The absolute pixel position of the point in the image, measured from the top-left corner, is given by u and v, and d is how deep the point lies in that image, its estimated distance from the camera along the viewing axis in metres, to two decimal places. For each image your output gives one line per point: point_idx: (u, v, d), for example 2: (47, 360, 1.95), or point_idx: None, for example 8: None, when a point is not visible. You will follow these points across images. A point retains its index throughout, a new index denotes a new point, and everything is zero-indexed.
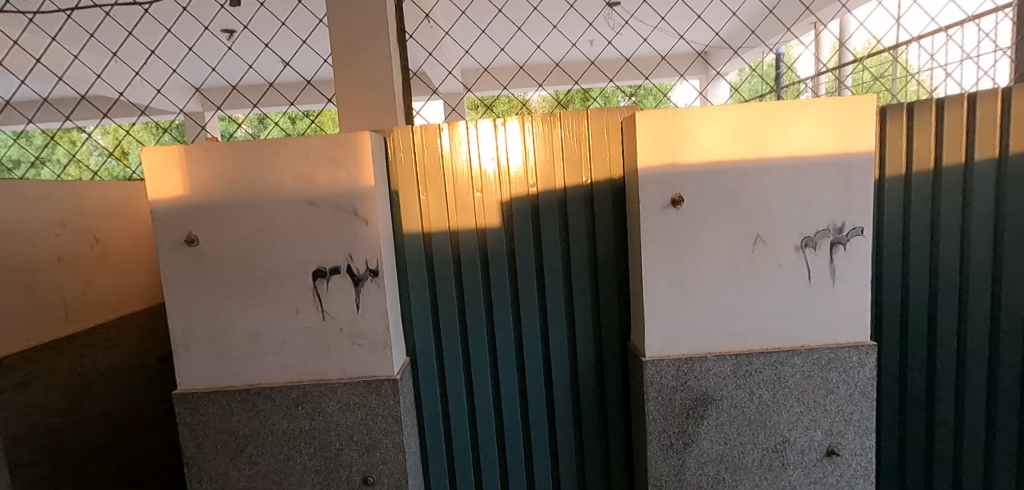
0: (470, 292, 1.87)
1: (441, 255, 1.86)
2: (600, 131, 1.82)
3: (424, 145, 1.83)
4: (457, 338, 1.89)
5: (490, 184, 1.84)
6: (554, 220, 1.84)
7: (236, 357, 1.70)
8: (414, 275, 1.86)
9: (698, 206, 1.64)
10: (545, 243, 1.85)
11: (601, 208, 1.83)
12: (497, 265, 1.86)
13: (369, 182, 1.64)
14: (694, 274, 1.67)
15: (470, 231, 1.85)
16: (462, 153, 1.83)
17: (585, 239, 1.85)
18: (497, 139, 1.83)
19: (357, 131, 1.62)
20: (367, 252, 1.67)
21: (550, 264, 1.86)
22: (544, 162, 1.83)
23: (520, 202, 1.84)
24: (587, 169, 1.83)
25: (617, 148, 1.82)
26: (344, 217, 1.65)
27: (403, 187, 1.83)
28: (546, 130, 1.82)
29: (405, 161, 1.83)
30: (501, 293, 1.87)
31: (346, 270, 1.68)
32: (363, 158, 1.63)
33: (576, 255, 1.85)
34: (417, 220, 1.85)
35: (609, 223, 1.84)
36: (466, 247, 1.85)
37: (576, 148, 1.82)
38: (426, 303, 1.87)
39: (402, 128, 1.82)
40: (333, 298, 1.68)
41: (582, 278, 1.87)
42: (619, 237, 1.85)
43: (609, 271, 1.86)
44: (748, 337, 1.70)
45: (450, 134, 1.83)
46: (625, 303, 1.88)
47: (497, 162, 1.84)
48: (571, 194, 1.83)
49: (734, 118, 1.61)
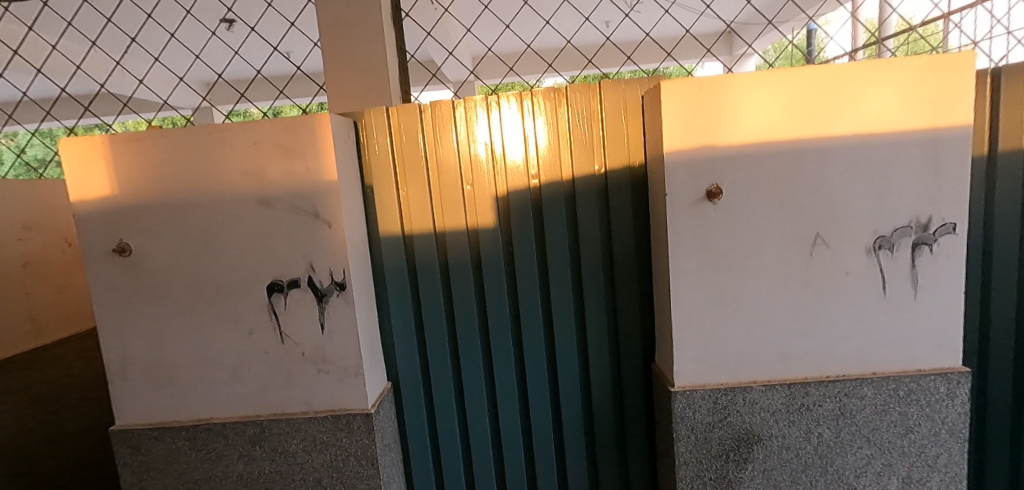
0: (460, 306, 1.56)
1: (426, 261, 1.55)
2: (616, 108, 1.48)
3: (403, 129, 1.52)
4: (447, 360, 1.59)
5: (482, 176, 1.53)
6: (562, 218, 1.52)
7: (182, 387, 1.43)
8: (394, 286, 1.56)
9: (741, 200, 1.31)
10: (550, 246, 1.53)
11: (618, 204, 1.51)
12: (493, 273, 1.55)
13: (331, 176, 1.34)
14: (736, 284, 1.34)
15: (460, 232, 1.54)
16: (448, 139, 1.52)
17: (599, 242, 1.53)
18: (490, 121, 1.52)
19: (314, 114, 1.32)
20: (332, 262, 1.37)
21: (555, 272, 1.54)
22: (547, 149, 1.51)
23: (519, 197, 1.52)
24: (600, 156, 1.50)
25: (637, 130, 1.48)
26: (303, 219, 1.36)
27: (379, 181, 1.53)
28: (550, 110, 1.50)
29: (380, 149, 1.52)
30: (498, 307, 1.56)
31: (307, 284, 1.38)
32: (322, 147, 1.33)
33: (588, 262, 1.53)
34: (396, 220, 1.54)
35: (629, 222, 1.51)
36: (456, 253, 1.54)
37: (587, 130, 1.49)
38: (410, 320, 1.57)
39: (376, 110, 1.51)
40: (294, 317, 1.39)
41: (597, 289, 1.54)
42: (641, 237, 1.52)
43: (629, 279, 1.54)
44: (804, 362, 1.36)
45: (434, 116, 1.52)
46: (649, 317, 1.55)
47: (491, 149, 1.52)
48: (581, 186, 1.51)
49: (787, 88, 1.27)
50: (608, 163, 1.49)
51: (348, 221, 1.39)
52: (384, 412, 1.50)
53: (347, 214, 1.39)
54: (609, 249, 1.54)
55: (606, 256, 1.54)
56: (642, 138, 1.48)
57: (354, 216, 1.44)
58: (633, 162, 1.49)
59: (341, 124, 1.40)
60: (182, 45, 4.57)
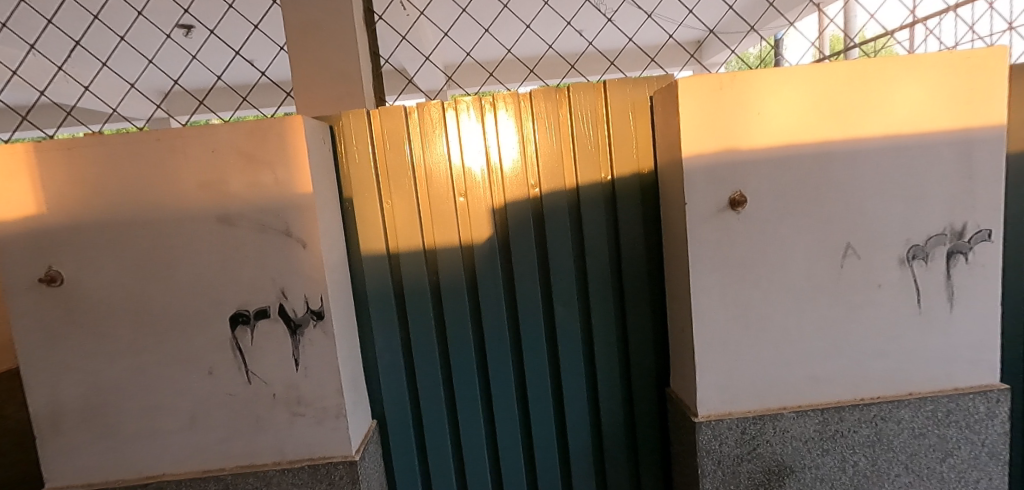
0: (454, 331, 1.39)
1: (415, 282, 1.38)
2: (623, 109, 1.35)
3: (386, 134, 1.35)
4: (439, 392, 1.41)
5: (476, 185, 1.37)
6: (566, 231, 1.37)
7: (128, 439, 1.21)
8: (379, 311, 1.38)
9: (767, 208, 1.18)
10: (553, 262, 1.38)
11: (627, 214, 1.37)
12: (490, 293, 1.39)
13: (305, 188, 1.15)
14: (762, 301, 1.21)
15: (453, 248, 1.37)
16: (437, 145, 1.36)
17: (607, 256, 1.39)
18: (484, 124, 1.36)
19: (283, 116, 1.14)
20: (307, 287, 1.18)
21: (559, 291, 1.39)
22: (547, 154, 1.36)
23: (518, 208, 1.37)
24: (606, 161, 1.36)
25: (646, 132, 1.36)
26: (272, 238, 1.17)
27: (360, 193, 1.35)
28: (550, 111, 1.36)
29: (360, 157, 1.35)
30: (497, 331, 1.40)
31: (278, 313, 1.19)
32: (294, 154, 1.15)
33: (595, 278, 1.39)
34: (380, 236, 1.37)
35: (639, 233, 1.38)
36: (448, 271, 1.38)
37: (591, 133, 1.36)
38: (397, 348, 1.39)
39: (354, 112, 1.34)
40: (262, 352, 1.20)
41: (605, 308, 1.40)
42: (653, 250, 1.40)
43: (641, 296, 1.40)
44: (837, 385, 1.24)
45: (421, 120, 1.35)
46: (662, 336, 1.42)
47: (485, 155, 1.37)
48: (586, 194, 1.37)
49: (817, 82, 1.15)
50: (615, 169, 1.36)
51: (325, 240, 1.21)
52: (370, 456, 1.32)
53: (324, 232, 1.21)
54: (617, 263, 1.40)
55: (615, 271, 1.41)
56: (651, 140, 1.36)
57: (332, 233, 1.27)
58: (642, 167, 1.36)
59: (315, 128, 1.22)
60: (133, 50, 4.26)
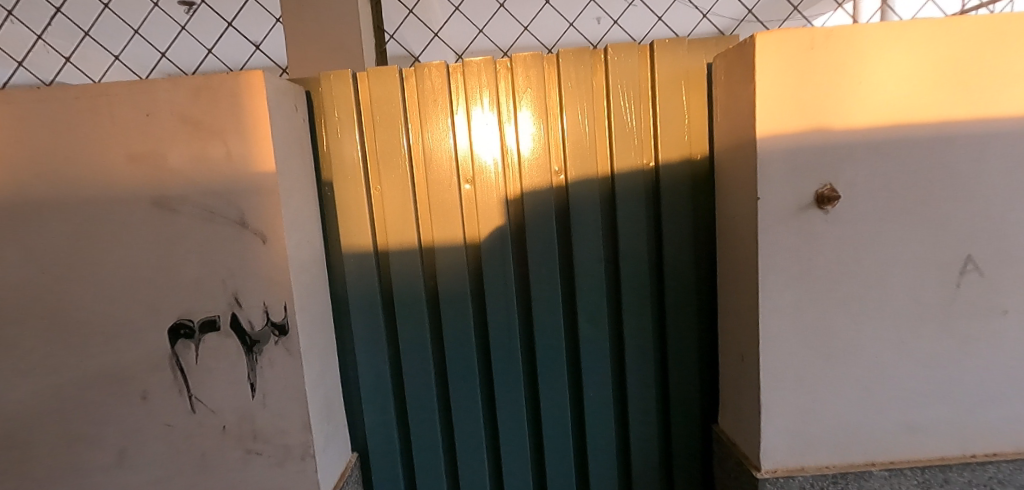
0: (454, 348, 1.14)
1: (407, 287, 1.12)
2: (671, 79, 1.09)
3: (375, 102, 1.08)
4: (435, 422, 1.16)
5: (486, 170, 1.11)
6: (596, 229, 1.11)
7: (41, 477, 0.97)
8: (362, 321, 1.12)
9: (865, 209, 0.90)
10: (579, 267, 1.12)
11: (673, 210, 1.11)
12: (499, 303, 1.13)
13: (265, 167, 0.89)
14: (852, 328, 0.94)
15: (455, 246, 1.11)
16: (439, 117, 1.10)
17: (646, 262, 1.13)
18: (498, 95, 1.10)
19: (239, 71, 0.88)
20: (266, 292, 0.92)
21: (585, 302, 1.13)
22: (576, 131, 1.10)
23: (538, 198, 1.11)
24: (649, 142, 1.10)
25: (700, 108, 1.09)
26: (221, 229, 0.91)
27: (342, 176, 1.09)
28: (582, 80, 1.10)
29: (343, 131, 1.08)
30: (507, 349, 1.14)
31: (230, 326, 0.94)
32: (251, 121, 0.88)
33: (630, 288, 1.13)
34: (365, 229, 1.10)
35: (688, 234, 1.11)
36: (448, 275, 1.12)
37: (631, 108, 1.10)
38: (384, 367, 1.14)
39: (336, 74, 1.07)
40: (209, 374, 0.95)
41: (641, 325, 1.14)
42: (703, 256, 1.13)
43: (687, 312, 1.14)
44: (943, 437, 0.96)
45: (420, 85, 1.09)
46: (711, 362, 1.15)
47: (498, 133, 1.11)
48: (623, 183, 1.10)
49: (938, 43, 0.87)
50: (659, 152, 1.10)
51: (293, 233, 0.95)
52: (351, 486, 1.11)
53: (292, 223, 0.95)
54: (657, 270, 1.14)
55: (654, 281, 1.14)
56: (706, 118, 1.09)
57: (304, 225, 1.01)
58: (693, 151, 1.09)
59: (283, 90, 0.96)
60: None
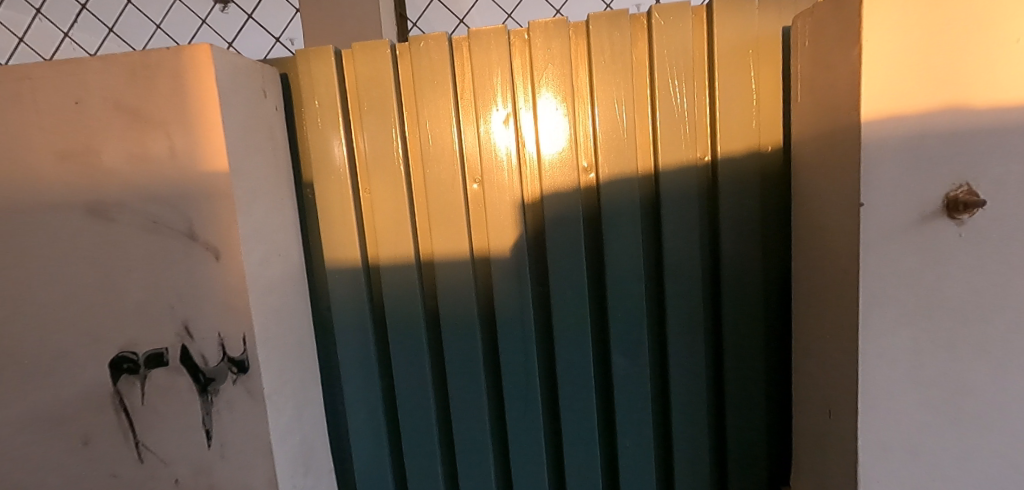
0: (458, 381, 0.94)
1: (401, 308, 0.93)
2: (734, 51, 0.87)
3: (362, 86, 0.90)
4: (435, 469, 0.96)
5: (498, 165, 0.90)
6: (637, 241, 0.91)
7: None
8: (349, 349, 0.94)
9: (1018, 218, 0.64)
10: (613, 288, 0.91)
11: (735, 217, 0.90)
12: (514, 328, 0.93)
13: (216, 165, 0.72)
14: (992, 383, 0.68)
15: (460, 259, 0.91)
16: (440, 102, 0.89)
17: (700, 282, 0.92)
18: (511, 73, 0.89)
19: (182, 46, 0.70)
20: (222, 320, 0.75)
21: (621, 330, 0.92)
22: (612, 119, 0.89)
23: (562, 202, 0.90)
24: (704, 131, 0.89)
25: (773, 88, 0.88)
26: (166, 242, 0.74)
27: (323, 175, 0.91)
28: (618, 52, 0.88)
29: (325, 121, 0.90)
30: (524, 386, 0.94)
31: (181, 360, 0.77)
32: (198, 108, 0.71)
33: (678, 312, 0.92)
34: (353, 239, 0.92)
35: (755, 247, 0.90)
36: (450, 294, 0.92)
37: (681, 88, 0.88)
38: (376, 403, 0.95)
39: (315, 52, 0.89)
40: (157, 418, 0.78)
41: (693, 357, 0.93)
42: (773, 275, 0.92)
43: (753, 343, 0.91)
44: None
45: (415, 63, 0.89)
46: (781, 401, 0.93)
47: (512, 120, 0.90)
48: (670, 182, 0.89)
49: None
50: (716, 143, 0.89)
51: (257, 246, 0.77)
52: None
53: (259, 233, 0.78)
54: (713, 291, 0.93)
55: (710, 304, 0.93)
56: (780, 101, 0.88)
57: (276, 236, 0.83)
58: (762, 141, 0.88)
59: (247, 69, 0.78)
60: None
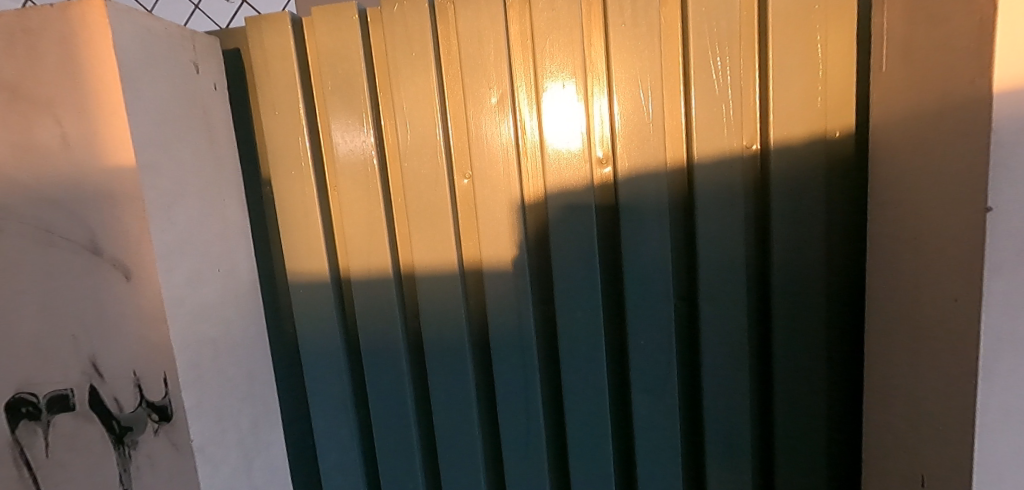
0: (447, 417, 0.78)
1: (376, 330, 0.77)
2: (791, 11, 0.69)
3: (324, 61, 0.73)
4: None
5: (491, 157, 0.73)
6: (665, 251, 0.74)
7: None
8: (314, 379, 0.78)
9: None
10: (631, 305, 0.76)
11: (791, 218, 0.72)
12: (512, 354, 0.76)
13: (121, 159, 0.56)
14: None
15: (446, 272, 0.75)
16: (419, 80, 0.73)
17: (744, 300, 0.75)
18: (506, 42, 0.72)
19: (72, 3, 0.54)
20: (136, 356, 0.59)
21: (639, 356, 0.77)
22: (633, 98, 0.72)
23: (570, 202, 0.73)
24: (751, 113, 0.72)
25: (844, 57, 0.69)
26: (63, 258, 0.58)
27: (280, 172, 0.75)
28: (641, 14, 0.71)
29: (283, 104, 0.74)
30: (524, 424, 0.78)
31: (90, 404, 0.61)
32: (94, 85, 0.55)
33: (713, 337, 0.76)
34: (317, 248, 0.76)
35: (819, 255, 0.72)
36: (433, 315, 0.76)
37: (724, 57, 0.71)
38: (348, 445, 0.80)
39: (269, 20, 0.73)
40: (63, 476, 0.62)
41: (735, 391, 0.77)
42: (840, 289, 0.73)
43: (811, 375, 0.74)
44: None
45: (388, 32, 0.72)
46: (847, 444, 0.76)
47: (507, 101, 0.73)
48: (706, 178, 0.72)
49: None
50: (766, 127, 0.72)
51: (185, 260, 0.61)
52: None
53: (188, 245, 0.62)
54: (760, 309, 0.76)
55: (756, 326, 0.76)
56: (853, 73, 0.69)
57: (215, 246, 0.67)
58: (828, 125, 0.70)
59: (166, 37, 0.62)
60: None
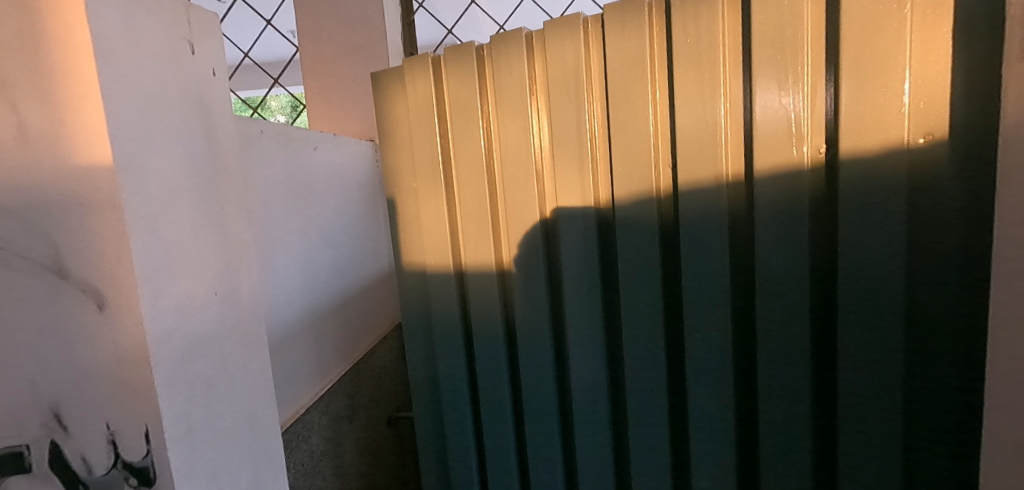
0: (531, 389, 0.90)
1: (480, 306, 0.92)
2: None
3: (449, 91, 0.90)
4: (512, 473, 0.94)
5: (571, 169, 0.81)
6: (720, 263, 0.72)
7: None
8: (443, 347, 0.97)
9: None
10: (687, 317, 0.75)
11: (855, 236, 0.64)
12: (584, 342, 0.84)
13: (97, 157, 0.44)
14: None
15: (530, 263, 0.86)
16: (515, 101, 0.85)
17: (806, 318, 0.69)
18: (584, 63, 0.78)
19: None
20: (114, 405, 0.47)
21: (699, 375, 0.76)
22: (691, 112, 0.71)
23: (633, 211, 0.77)
24: (811, 123, 0.66)
25: (941, 52, 0.59)
26: (19, 280, 0.45)
27: (417, 179, 0.95)
28: (703, 29, 0.69)
29: (417, 123, 0.93)
30: (591, 412, 0.85)
31: (50, 465, 0.48)
32: (69, 62, 0.43)
33: (772, 353, 0.71)
34: (438, 237, 0.94)
35: (898, 278, 0.63)
36: (522, 300, 0.88)
37: (793, 64, 0.65)
38: (464, 412, 0.96)
39: (413, 60, 0.92)
40: None
41: (795, 419, 0.71)
42: (937, 320, 0.63)
43: (885, 412, 0.65)
44: None
45: (496, 63, 0.86)
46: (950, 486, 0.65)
47: (587, 119, 0.80)
48: (764, 189, 0.68)
49: None
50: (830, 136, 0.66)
51: (179, 283, 0.49)
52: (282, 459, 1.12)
53: (181, 264, 0.50)
54: (824, 327, 0.70)
55: (817, 345, 0.71)
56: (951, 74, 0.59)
57: (218, 264, 0.56)
58: (907, 135, 0.61)
59: (157, 7, 0.50)
60: None
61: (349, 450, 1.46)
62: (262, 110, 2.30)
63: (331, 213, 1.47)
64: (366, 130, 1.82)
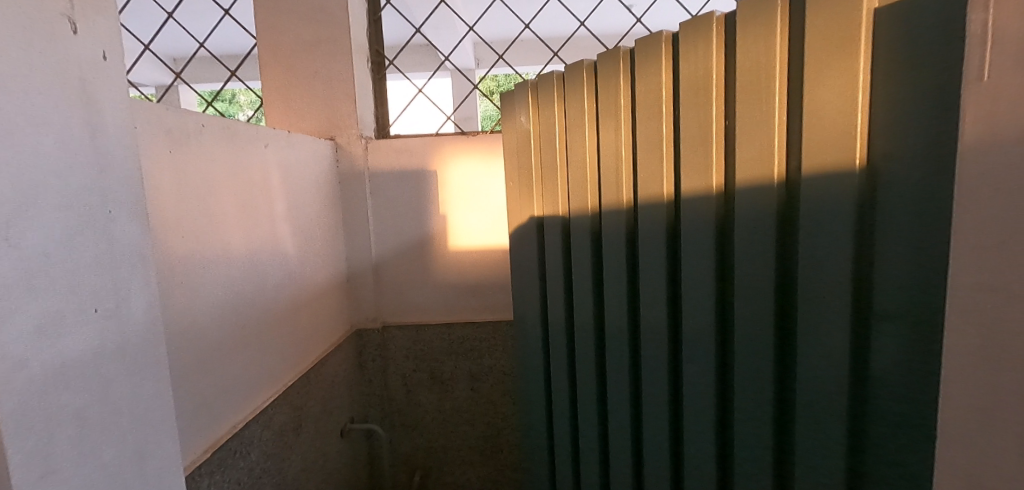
0: (580, 309, 1.10)
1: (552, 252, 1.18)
2: (830, 17, 0.58)
3: (541, 113, 1.19)
4: (563, 360, 1.19)
5: (610, 173, 0.98)
6: (705, 263, 0.77)
7: None
8: (529, 262, 1.29)
9: None
10: (684, 307, 0.82)
11: (813, 254, 0.62)
12: (614, 286, 1.00)
13: None
14: None
15: (580, 242, 1.08)
16: (575, 118, 1.07)
17: (771, 333, 0.68)
18: (619, 88, 0.94)
19: None
20: None
21: (693, 362, 0.82)
22: (692, 128, 0.78)
23: (647, 212, 0.89)
24: (781, 137, 0.65)
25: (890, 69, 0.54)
26: None
27: (521, 176, 1.29)
28: (695, 57, 0.76)
29: (523, 136, 1.27)
30: (615, 333, 1.01)
31: None
32: None
33: (743, 356, 0.72)
34: (529, 218, 1.27)
35: (845, 304, 0.59)
36: (577, 260, 1.09)
37: (766, 80, 0.65)
38: (536, 304, 1.28)
39: (524, 89, 1.25)
40: None
41: (758, 426, 0.71)
42: (888, 355, 0.58)
43: (830, 443, 0.62)
44: None
45: (568, 86, 1.08)
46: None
47: (620, 134, 0.95)
48: (739, 200, 0.70)
49: None
50: (797, 155, 0.64)
51: (44, 298, 0.43)
52: (206, 481, 1.00)
53: (47, 278, 0.43)
54: (791, 340, 0.69)
55: (786, 357, 0.70)
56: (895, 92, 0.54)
57: (108, 274, 0.49)
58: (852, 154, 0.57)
59: None
60: None
61: (293, 465, 1.37)
62: (216, 103, 2.18)
63: (283, 215, 1.39)
64: (327, 128, 1.74)
